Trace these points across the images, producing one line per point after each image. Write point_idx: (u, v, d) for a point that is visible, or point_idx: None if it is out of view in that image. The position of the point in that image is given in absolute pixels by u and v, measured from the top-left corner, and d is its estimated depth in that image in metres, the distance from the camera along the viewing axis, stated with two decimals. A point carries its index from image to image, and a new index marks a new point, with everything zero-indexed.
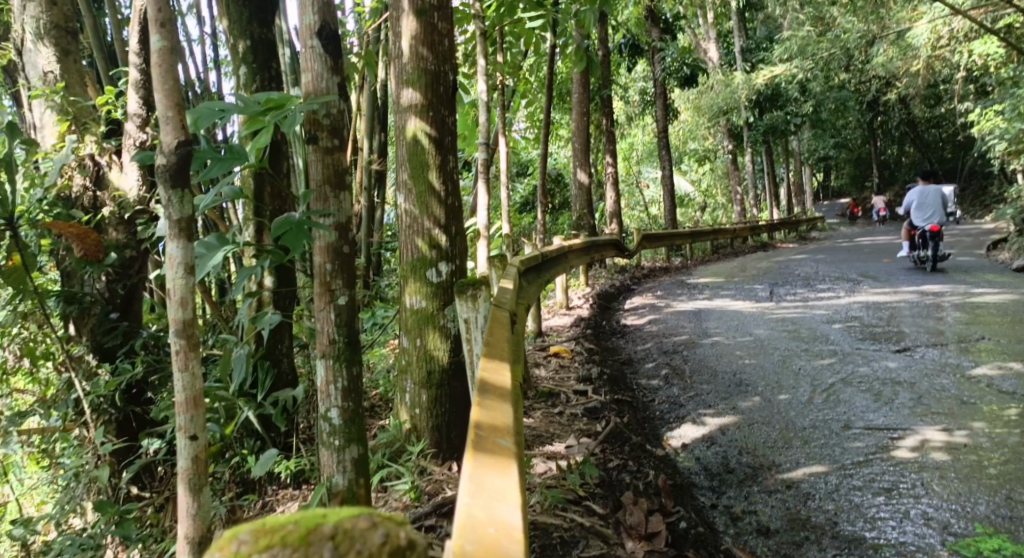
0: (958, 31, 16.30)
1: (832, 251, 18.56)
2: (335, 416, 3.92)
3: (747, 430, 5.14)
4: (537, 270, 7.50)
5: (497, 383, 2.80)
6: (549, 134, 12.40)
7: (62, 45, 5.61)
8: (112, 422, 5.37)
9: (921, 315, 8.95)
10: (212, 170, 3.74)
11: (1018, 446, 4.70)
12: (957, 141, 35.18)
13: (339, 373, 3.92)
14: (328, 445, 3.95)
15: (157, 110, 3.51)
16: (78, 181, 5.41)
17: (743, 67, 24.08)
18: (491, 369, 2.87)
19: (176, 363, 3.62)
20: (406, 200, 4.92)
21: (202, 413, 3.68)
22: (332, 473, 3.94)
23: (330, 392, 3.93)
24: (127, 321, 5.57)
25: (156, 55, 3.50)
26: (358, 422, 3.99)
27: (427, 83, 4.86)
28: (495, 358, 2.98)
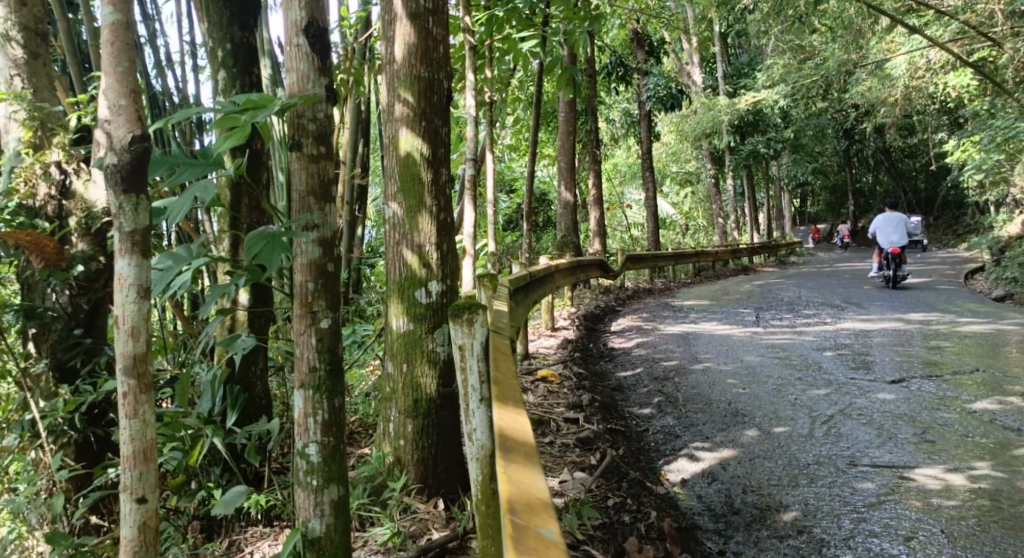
0: (935, 63, 16.39)
1: (812, 276, 18.49)
2: (313, 452, 3.62)
3: (749, 465, 4.89)
4: (525, 291, 7.22)
5: (521, 454, 2.58)
6: (535, 153, 12.15)
7: (31, 47, 5.24)
8: (72, 445, 4.99)
9: (912, 344, 8.76)
10: (183, 174, 3.53)
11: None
12: (931, 171, 35.52)
13: (320, 404, 3.62)
14: (305, 485, 3.66)
15: (108, 100, 3.18)
16: (42, 190, 5.05)
17: (726, 91, 24.07)
18: (509, 436, 2.64)
19: (123, 410, 3.30)
20: (395, 214, 4.63)
21: (153, 469, 3.39)
22: (308, 517, 3.66)
23: (308, 426, 3.63)
24: (91, 338, 5.18)
25: (109, 30, 3.19)
26: (338, 459, 3.70)
27: (419, 90, 4.59)
28: (511, 419, 2.73)
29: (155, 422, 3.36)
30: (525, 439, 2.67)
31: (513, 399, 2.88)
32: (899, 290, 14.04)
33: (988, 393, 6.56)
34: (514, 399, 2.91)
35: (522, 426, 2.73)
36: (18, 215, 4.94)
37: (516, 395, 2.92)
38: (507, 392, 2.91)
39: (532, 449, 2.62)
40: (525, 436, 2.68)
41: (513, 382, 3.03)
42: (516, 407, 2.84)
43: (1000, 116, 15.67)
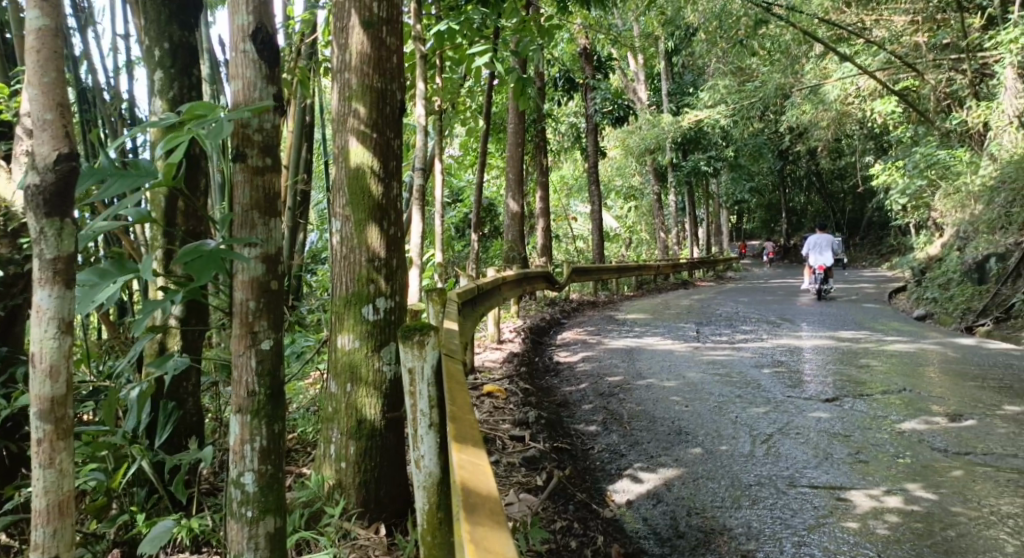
0: (865, 91, 16.93)
1: (749, 292, 18.78)
2: (249, 482, 3.46)
3: (693, 486, 4.83)
4: (472, 305, 7.11)
5: (482, 498, 2.41)
6: (483, 164, 12.09)
7: None
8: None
9: (846, 362, 8.86)
10: (112, 188, 3.31)
11: (961, 506, 4.53)
12: (860, 193, 36.66)
13: (257, 430, 3.46)
14: (239, 516, 3.50)
15: (31, 115, 2.96)
16: None
17: (670, 108, 24.44)
18: (468, 479, 2.48)
19: (37, 460, 3.08)
20: (342, 227, 4.49)
21: (69, 524, 3.15)
22: (241, 551, 3.50)
23: (245, 454, 3.48)
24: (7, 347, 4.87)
25: (34, 38, 2.97)
26: (275, 488, 3.54)
27: (371, 101, 4.46)
28: (470, 462, 2.59)
29: (73, 472, 3.14)
30: (486, 482, 2.51)
31: (471, 438, 2.75)
32: (832, 308, 14.32)
33: (914, 412, 6.35)
34: (472, 437, 2.77)
35: (483, 469, 2.58)
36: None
37: (473, 433, 2.79)
38: (464, 431, 2.78)
39: (494, 493, 2.45)
40: (486, 479, 2.52)
41: (470, 418, 2.90)
42: (475, 447, 2.70)
43: (925, 143, 16.23)
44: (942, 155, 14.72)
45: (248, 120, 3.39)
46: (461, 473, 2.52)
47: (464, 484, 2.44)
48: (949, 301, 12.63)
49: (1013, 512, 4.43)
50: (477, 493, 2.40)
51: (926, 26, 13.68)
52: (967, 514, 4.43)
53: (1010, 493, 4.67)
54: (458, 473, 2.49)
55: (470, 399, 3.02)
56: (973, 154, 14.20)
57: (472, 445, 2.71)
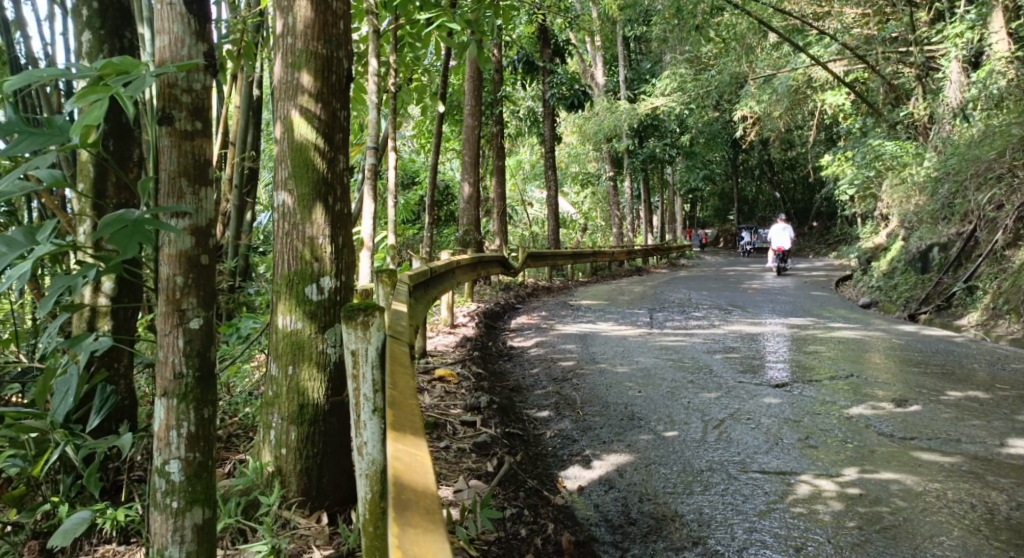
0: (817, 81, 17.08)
1: (703, 279, 18.90)
2: (175, 471, 3.27)
3: (645, 472, 4.73)
4: (424, 287, 6.95)
5: (415, 495, 2.27)
6: (437, 146, 11.88)
7: None
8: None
9: (795, 348, 8.90)
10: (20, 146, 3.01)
11: (908, 490, 4.52)
12: (810, 182, 37.15)
13: (185, 415, 3.26)
14: (163, 507, 3.31)
15: None
16: None
17: (626, 95, 24.40)
18: (402, 473, 2.34)
19: None
20: (284, 201, 4.28)
21: None
22: (165, 544, 3.30)
23: (170, 441, 3.27)
24: None
25: None
26: (203, 477, 3.35)
27: (317, 68, 4.25)
28: (406, 454, 2.44)
29: None
30: (421, 477, 2.37)
31: (410, 427, 2.60)
32: (783, 296, 14.44)
33: (861, 397, 6.37)
34: (411, 424, 2.63)
35: (420, 462, 2.44)
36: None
37: (413, 420, 2.65)
38: (402, 418, 2.64)
39: (430, 489, 2.32)
40: (422, 474, 2.38)
41: (411, 404, 2.76)
42: (413, 435, 2.56)
43: (873, 135, 16.45)
44: (889, 146, 14.91)
45: (176, 80, 3.18)
46: (395, 464, 2.37)
47: (397, 478, 2.30)
48: (894, 289, 12.77)
49: (958, 497, 4.43)
50: (410, 489, 2.26)
51: (877, 18, 13.81)
52: (913, 498, 4.41)
53: (954, 478, 4.68)
54: (393, 466, 2.35)
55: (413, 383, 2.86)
56: (919, 146, 14.43)
57: (412, 433, 2.57)
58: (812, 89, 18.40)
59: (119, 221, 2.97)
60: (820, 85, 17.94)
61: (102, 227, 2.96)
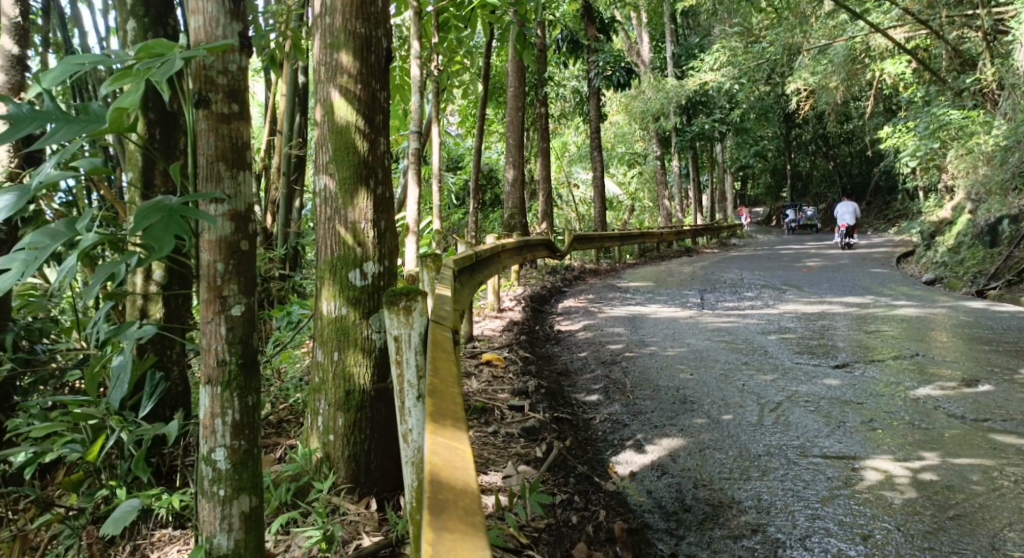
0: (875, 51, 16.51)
1: (755, 258, 18.52)
2: (221, 458, 3.27)
3: (700, 457, 4.60)
4: (470, 272, 6.89)
5: (454, 495, 2.13)
6: (480, 129, 11.79)
7: None
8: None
9: (855, 328, 8.62)
10: (53, 130, 3.06)
11: (984, 475, 4.31)
12: (868, 156, 36.09)
13: (229, 403, 3.25)
14: (210, 495, 3.32)
15: None
16: None
17: (673, 72, 23.98)
18: (440, 470, 2.20)
19: None
20: (325, 185, 4.24)
21: None
22: (213, 533, 3.31)
23: (215, 428, 3.27)
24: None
25: None
26: (250, 465, 3.35)
27: (355, 48, 4.19)
28: (445, 448, 2.31)
29: None
30: (462, 473, 2.23)
31: (452, 416, 2.46)
32: (840, 274, 14.04)
33: (928, 378, 6.12)
34: (454, 412, 2.49)
35: (461, 455, 2.30)
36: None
37: (455, 408, 2.51)
38: (444, 405, 2.49)
39: (470, 487, 2.17)
40: (463, 469, 2.24)
41: (453, 390, 2.62)
42: (455, 425, 2.42)
43: (935, 104, 15.85)
44: (953, 116, 14.35)
45: (211, 62, 3.18)
46: (433, 461, 2.24)
47: (434, 477, 2.16)
48: (960, 265, 12.30)
49: None
50: (447, 489, 2.12)
51: None
52: (990, 484, 4.21)
53: None
54: (431, 462, 2.21)
55: (455, 367, 2.72)
56: (987, 116, 13.85)
57: (453, 423, 2.43)
58: (869, 60, 17.82)
59: (155, 212, 2.94)
60: (878, 55, 17.34)
61: (137, 218, 2.92)
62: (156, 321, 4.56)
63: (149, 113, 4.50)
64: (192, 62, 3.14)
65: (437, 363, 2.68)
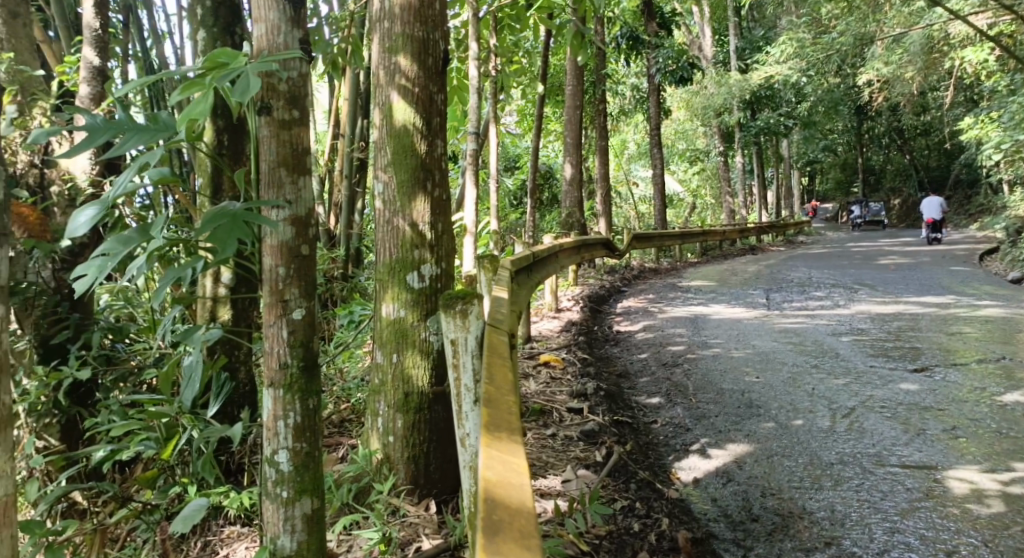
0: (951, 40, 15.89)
1: (822, 256, 18.07)
2: (283, 461, 3.34)
3: (767, 464, 4.49)
4: (528, 273, 6.88)
5: (508, 514, 2.03)
6: (539, 129, 11.76)
7: (10, 6, 4.99)
8: (56, 425, 4.83)
9: (931, 329, 8.33)
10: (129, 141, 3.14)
11: None
12: (944, 148, 34.85)
13: (291, 405, 3.31)
14: (274, 497, 3.39)
15: None
16: (23, 157, 4.87)
17: (737, 66, 23.57)
18: (495, 488, 2.09)
19: None
20: (384, 188, 4.28)
21: None
22: (277, 534, 3.39)
23: (278, 431, 3.34)
24: (78, 313, 5.01)
25: None
26: (312, 467, 3.42)
27: (413, 52, 4.21)
28: (499, 462, 2.20)
29: None
30: (517, 491, 2.12)
31: (506, 428, 2.35)
32: (913, 272, 13.59)
33: (1014, 383, 5.87)
34: (508, 423, 2.37)
35: (516, 470, 2.19)
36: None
37: (510, 419, 2.39)
38: (499, 416, 2.38)
39: (526, 507, 2.06)
40: (518, 485, 2.13)
41: (508, 400, 2.51)
42: (510, 438, 2.30)
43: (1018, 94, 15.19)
44: None
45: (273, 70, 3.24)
46: (487, 477, 2.13)
47: (488, 495, 2.05)
48: None
49: None
50: (501, 509, 2.01)
51: None
52: None
53: None
54: (485, 478, 2.11)
55: (512, 377, 2.62)
56: None
57: (508, 435, 2.32)
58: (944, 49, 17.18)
59: (219, 217, 3.01)
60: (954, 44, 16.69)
61: (202, 223, 3.00)
62: (224, 322, 4.67)
63: (219, 121, 4.65)
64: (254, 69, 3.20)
65: (492, 372, 2.58)
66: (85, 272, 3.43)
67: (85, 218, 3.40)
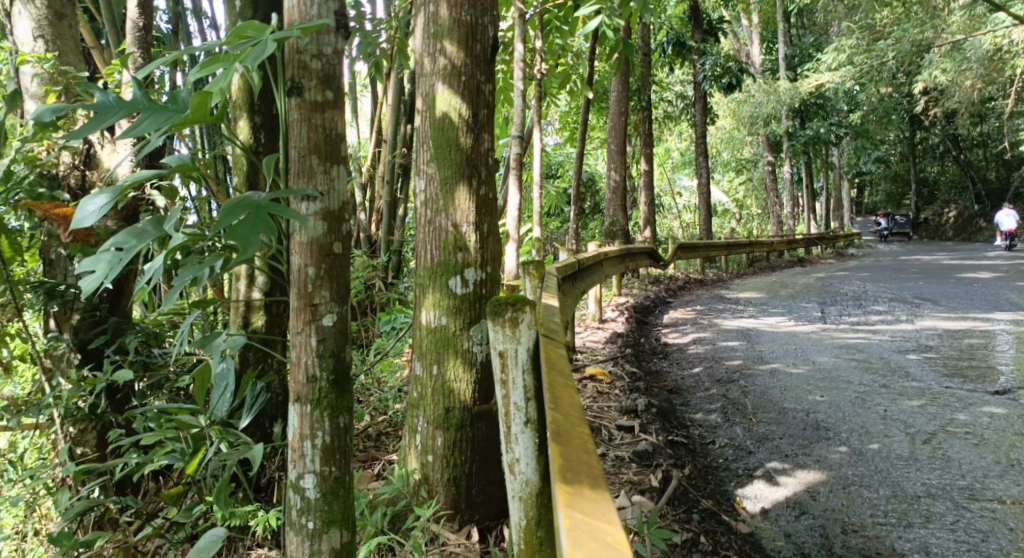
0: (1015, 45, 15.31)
1: (876, 269, 17.43)
2: (310, 486, 3.15)
3: (846, 496, 4.12)
4: (573, 282, 6.58)
5: None
6: (584, 134, 11.46)
7: (56, 6, 4.84)
8: (92, 432, 4.62)
9: (1005, 347, 7.84)
10: (145, 120, 2.94)
11: None
12: (1003, 159, 33.63)
13: (319, 424, 3.13)
14: (300, 527, 3.20)
15: None
16: (65, 158, 4.65)
17: (786, 74, 22.93)
18: None
19: None
20: (425, 185, 3.99)
21: None
22: None
23: (305, 453, 3.16)
24: (116, 316, 4.82)
25: None
26: (340, 495, 3.21)
27: (459, 37, 3.94)
28: (585, 532, 1.95)
29: None
30: None
31: (584, 481, 2.11)
32: (976, 287, 12.97)
33: None
34: (586, 473, 2.16)
35: (610, 542, 1.91)
36: (39, 185, 4.46)
37: (589, 464, 2.21)
38: (573, 462, 2.18)
39: None
40: None
41: (582, 437, 2.32)
42: (593, 494, 2.08)
43: None
44: None
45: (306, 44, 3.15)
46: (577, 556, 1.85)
47: None
48: None
49: None
50: None
51: None
52: None
53: None
54: None
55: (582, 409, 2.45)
56: None
57: (588, 490, 2.09)
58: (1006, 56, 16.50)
59: (241, 211, 2.77)
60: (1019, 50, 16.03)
61: (223, 215, 2.75)
62: (257, 328, 4.45)
63: (255, 117, 4.45)
64: (285, 45, 3.11)
65: (559, 397, 2.43)
66: (93, 269, 3.16)
67: (93, 205, 3.13)
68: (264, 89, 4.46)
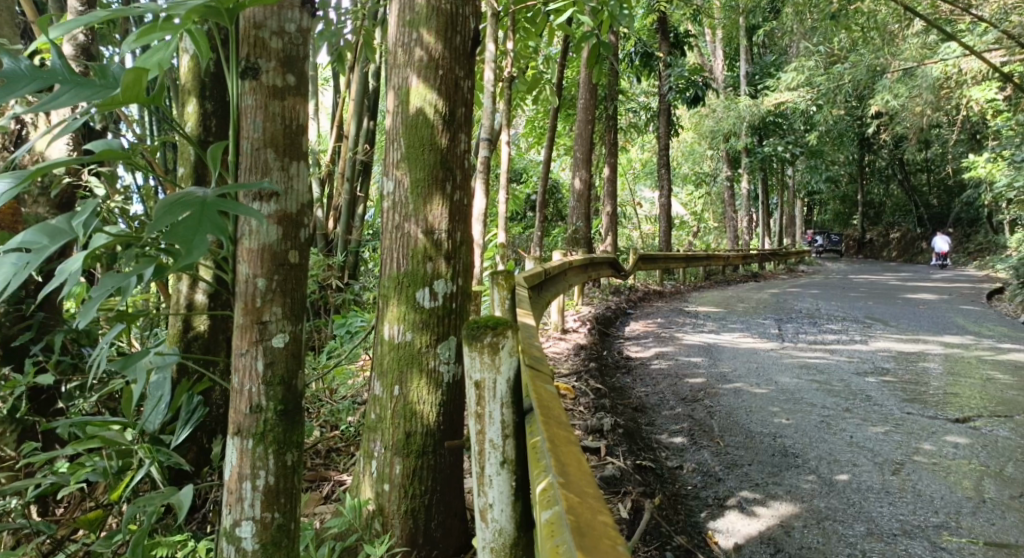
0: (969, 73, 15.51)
1: (829, 287, 17.51)
2: (248, 534, 2.98)
3: (819, 531, 3.95)
4: (538, 292, 6.29)
5: None
6: (550, 140, 11.20)
7: None
8: (11, 434, 4.14)
9: (963, 373, 7.78)
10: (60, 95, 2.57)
11: None
12: (946, 184, 34.39)
13: (262, 462, 2.97)
14: None
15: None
16: None
17: (747, 91, 23.05)
18: None
19: None
20: (393, 186, 3.71)
21: None
22: None
23: (244, 494, 2.99)
24: (44, 312, 4.40)
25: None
26: (283, 537, 3.05)
27: (437, 26, 3.66)
28: None
29: None
30: None
31: None
32: (927, 310, 13.02)
33: None
34: None
35: None
36: None
37: None
38: None
39: None
40: None
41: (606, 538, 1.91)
42: None
43: None
44: None
45: (266, 20, 2.98)
46: None
47: None
48: None
49: None
50: None
51: None
52: None
53: None
54: None
55: (595, 492, 2.06)
56: None
57: None
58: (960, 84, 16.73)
59: (182, 208, 2.47)
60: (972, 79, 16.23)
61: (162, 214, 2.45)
62: (200, 334, 4.12)
63: (206, 104, 4.10)
64: (243, 19, 2.94)
65: (565, 468, 2.11)
66: None
67: None
68: (217, 73, 4.12)
